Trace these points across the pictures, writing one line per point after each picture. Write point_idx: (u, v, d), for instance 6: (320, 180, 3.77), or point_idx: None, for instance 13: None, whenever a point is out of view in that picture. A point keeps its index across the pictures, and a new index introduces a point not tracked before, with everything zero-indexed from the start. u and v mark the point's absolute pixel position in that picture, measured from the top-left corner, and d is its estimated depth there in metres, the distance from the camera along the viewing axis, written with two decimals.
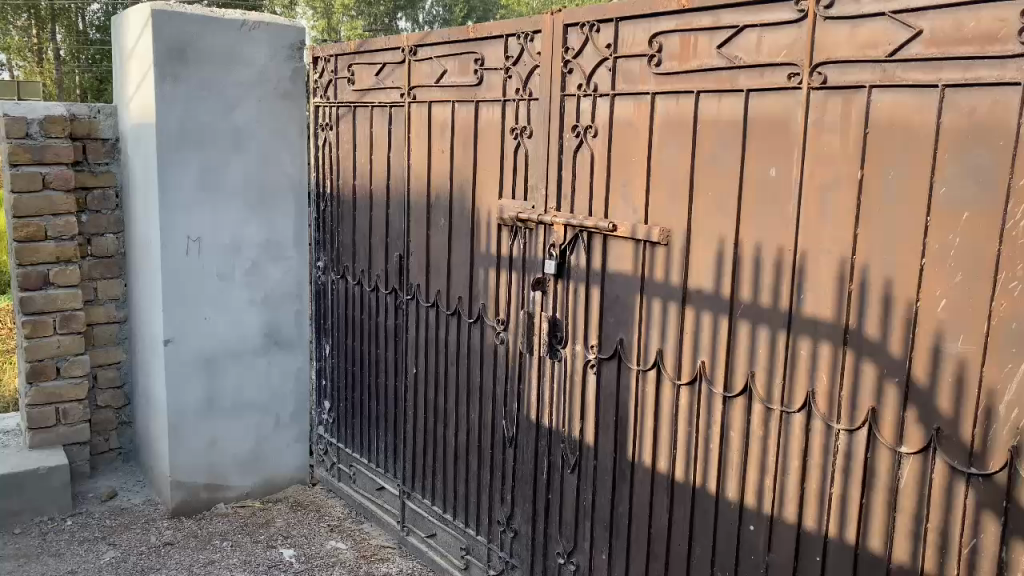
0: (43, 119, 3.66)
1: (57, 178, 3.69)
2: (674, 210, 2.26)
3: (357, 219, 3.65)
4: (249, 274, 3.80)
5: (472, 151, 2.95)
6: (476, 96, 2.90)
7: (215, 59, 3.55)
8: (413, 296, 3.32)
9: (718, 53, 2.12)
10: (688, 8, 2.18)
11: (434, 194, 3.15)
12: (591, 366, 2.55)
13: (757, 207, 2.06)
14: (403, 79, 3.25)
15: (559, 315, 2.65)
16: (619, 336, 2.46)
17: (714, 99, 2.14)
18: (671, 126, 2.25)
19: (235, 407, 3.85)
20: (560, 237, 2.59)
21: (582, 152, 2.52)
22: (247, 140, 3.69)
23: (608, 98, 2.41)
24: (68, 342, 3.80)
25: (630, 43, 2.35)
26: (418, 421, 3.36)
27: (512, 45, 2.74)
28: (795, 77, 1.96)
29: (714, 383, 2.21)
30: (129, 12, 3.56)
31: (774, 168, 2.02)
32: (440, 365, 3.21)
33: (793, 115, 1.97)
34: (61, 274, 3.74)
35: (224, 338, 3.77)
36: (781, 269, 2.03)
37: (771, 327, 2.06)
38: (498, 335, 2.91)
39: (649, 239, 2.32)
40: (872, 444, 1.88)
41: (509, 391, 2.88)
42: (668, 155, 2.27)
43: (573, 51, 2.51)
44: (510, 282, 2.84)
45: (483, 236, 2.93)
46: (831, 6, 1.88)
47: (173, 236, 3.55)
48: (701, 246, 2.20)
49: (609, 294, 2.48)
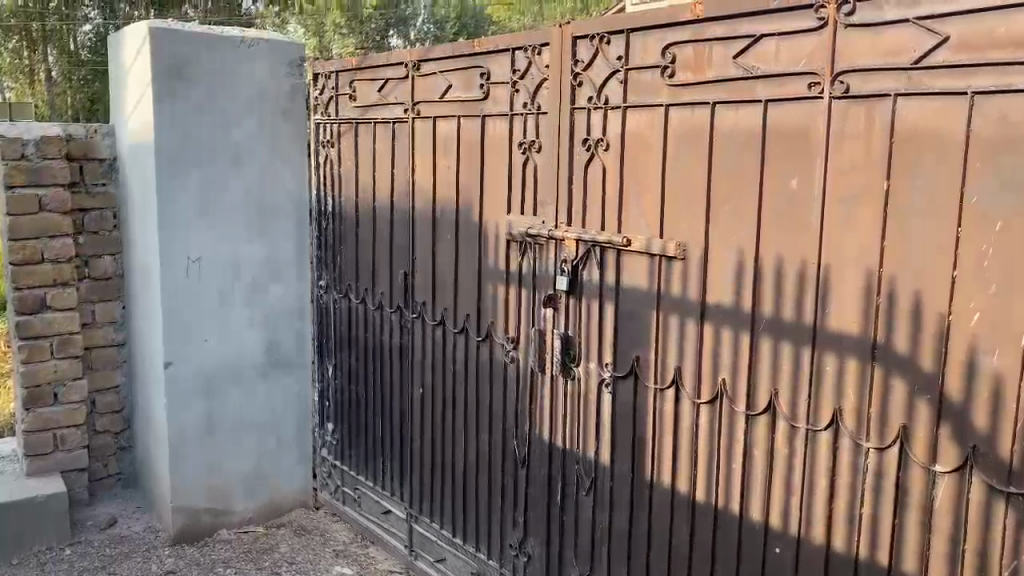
0: (39, 139, 3.61)
1: (53, 200, 3.63)
2: (690, 224, 2.21)
3: (360, 236, 3.59)
4: (250, 294, 3.74)
5: (479, 166, 2.90)
6: (483, 110, 2.85)
7: (215, 76, 3.50)
8: (418, 315, 3.26)
9: (734, 63, 2.08)
10: (702, 18, 2.14)
11: (440, 209, 3.10)
12: (606, 385, 2.49)
13: (778, 219, 2.01)
14: (407, 94, 3.20)
15: (572, 332, 2.59)
16: (635, 353, 2.40)
17: (731, 110, 2.09)
18: (686, 138, 2.20)
19: (237, 430, 3.77)
20: (572, 252, 2.54)
21: (592, 166, 2.47)
22: (247, 158, 3.63)
23: (619, 110, 2.37)
24: (66, 366, 3.73)
25: (642, 54, 2.30)
26: (424, 441, 3.30)
27: (519, 58, 2.69)
28: (815, 86, 1.91)
29: (735, 401, 2.15)
30: (126, 30, 3.52)
31: (794, 178, 1.97)
32: (447, 385, 3.15)
33: (813, 125, 1.93)
34: (58, 297, 3.67)
35: (226, 360, 3.70)
36: (804, 282, 1.97)
37: (795, 343, 2.01)
38: (508, 352, 2.85)
39: (665, 253, 2.26)
40: (904, 462, 1.82)
41: (520, 410, 2.82)
42: (684, 167, 2.22)
43: (583, 64, 2.47)
44: (520, 299, 2.78)
45: (491, 252, 2.87)
46: (852, 13, 1.84)
47: (172, 257, 3.49)
48: (720, 260, 2.15)
49: (624, 310, 2.42)
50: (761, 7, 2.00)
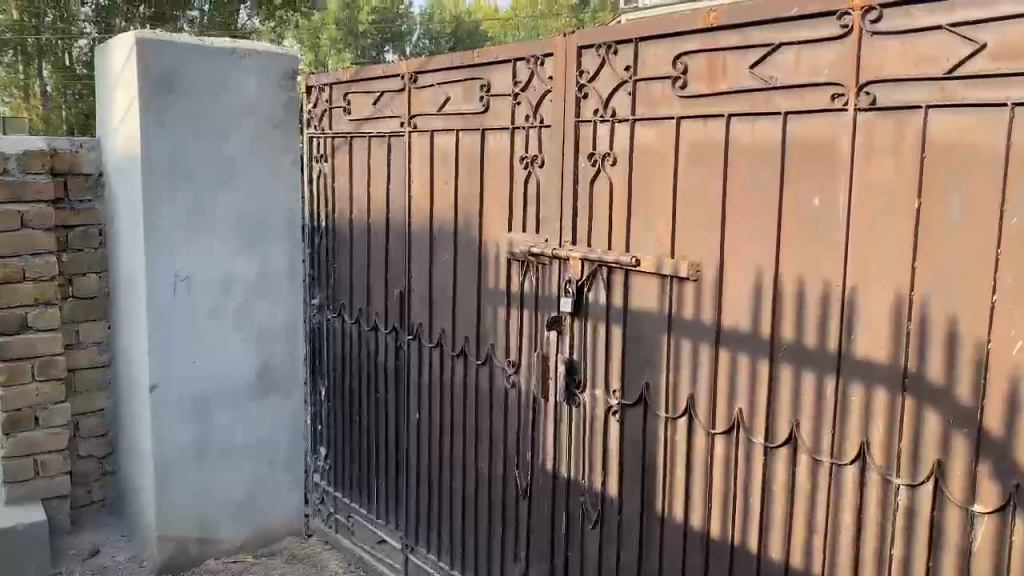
0: (22, 154, 3.49)
1: (36, 217, 3.49)
2: (704, 243, 2.08)
3: (355, 254, 3.46)
4: (240, 314, 3.60)
5: (479, 181, 2.77)
6: (483, 123, 2.73)
7: (204, 88, 3.38)
8: (414, 336, 3.13)
9: (750, 73, 1.96)
10: (715, 27, 2.02)
11: (438, 227, 2.97)
12: (613, 413, 2.35)
13: (800, 239, 1.89)
14: (403, 107, 3.09)
15: (577, 356, 2.46)
16: (644, 380, 2.27)
17: (747, 123, 1.98)
18: (699, 153, 2.09)
19: (228, 456, 3.62)
20: (577, 272, 2.41)
21: (599, 182, 2.34)
22: (238, 173, 3.50)
23: (627, 123, 2.25)
24: (48, 389, 3.58)
25: (651, 64, 2.19)
26: (421, 469, 3.16)
27: (520, 70, 2.58)
28: (839, 97, 1.80)
29: (753, 432, 2.02)
30: (112, 40, 3.39)
31: (816, 196, 1.85)
32: (445, 410, 3.02)
33: (837, 139, 1.81)
34: (40, 316, 3.53)
35: (215, 382, 3.55)
36: (828, 306, 1.85)
37: (818, 370, 1.88)
38: (508, 377, 2.72)
39: (677, 274, 2.14)
40: (938, 502, 1.70)
41: (523, 438, 2.68)
42: (695, 185, 2.10)
43: (588, 75, 2.35)
44: (522, 321, 2.65)
45: (491, 271, 2.75)
46: (878, 20, 1.72)
47: (159, 275, 3.36)
48: (737, 282, 2.02)
49: (633, 334, 2.29)
50: (780, 14, 1.88)
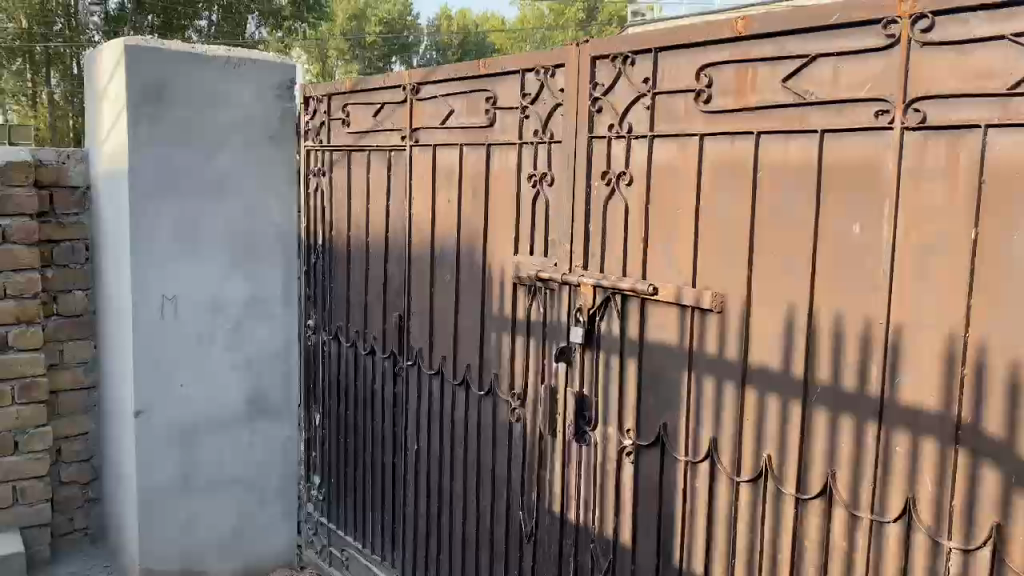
0: (8, 163, 3.31)
1: (18, 232, 3.33)
2: (729, 272, 1.90)
3: (352, 274, 3.28)
4: (232, 335, 3.42)
5: (485, 199, 2.60)
6: (488, 138, 2.56)
7: (196, 99, 3.22)
8: (414, 363, 2.95)
9: (783, 88, 1.78)
10: (744, 37, 1.85)
11: (439, 247, 2.80)
12: (627, 455, 2.16)
13: (838, 271, 1.71)
14: (405, 120, 2.92)
15: (587, 391, 2.27)
16: (662, 420, 2.08)
17: (779, 141, 1.80)
18: (724, 173, 1.91)
19: (215, 484, 3.44)
20: (588, 300, 2.22)
21: (613, 202, 2.16)
22: (230, 188, 3.33)
23: (645, 139, 2.07)
24: (28, 413, 3.40)
25: (672, 77, 2.01)
26: (419, 504, 2.97)
27: (529, 82, 2.40)
28: (883, 115, 1.62)
29: (783, 482, 1.83)
30: (101, 48, 3.23)
31: (856, 224, 1.67)
32: (444, 443, 2.83)
33: (881, 162, 1.63)
34: (22, 336, 3.36)
35: (204, 407, 3.38)
36: (869, 346, 1.66)
37: (857, 417, 1.69)
38: (513, 411, 2.53)
39: (699, 305, 1.95)
40: (996, 569, 1.50)
41: (528, 478, 2.49)
42: (720, 207, 1.92)
43: (603, 88, 2.18)
44: (529, 351, 2.47)
45: (496, 295, 2.57)
46: (929, 30, 1.55)
47: (146, 296, 3.19)
48: (768, 315, 1.84)
49: (649, 369, 2.10)
50: (818, 23, 1.71)
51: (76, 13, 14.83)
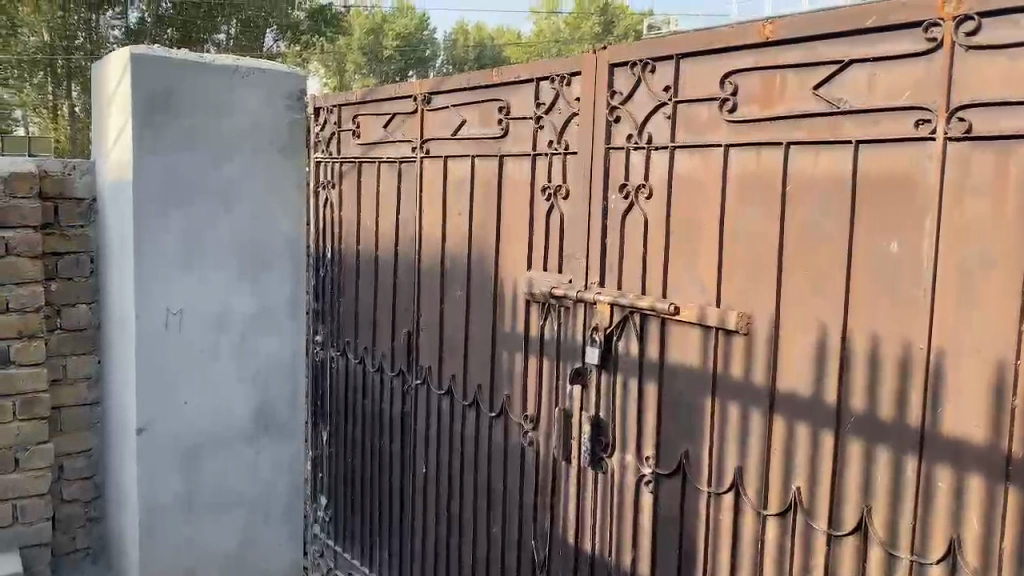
0: (9, 174, 3.23)
1: (22, 243, 3.24)
2: (756, 291, 1.79)
3: (360, 289, 3.18)
4: (238, 350, 3.32)
5: (497, 212, 2.50)
6: (501, 148, 2.46)
7: (203, 109, 3.13)
8: (423, 381, 2.84)
9: (815, 95, 1.67)
10: (772, 42, 1.74)
11: (450, 262, 2.70)
12: (645, 483, 2.04)
13: (874, 291, 1.59)
14: (415, 130, 2.83)
15: (604, 415, 2.15)
16: (683, 447, 1.96)
17: (810, 152, 1.69)
18: (751, 186, 1.79)
19: (219, 505, 3.34)
20: (606, 319, 2.10)
21: (632, 216, 2.05)
22: (237, 199, 3.25)
23: (666, 150, 1.96)
24: (29, 429, 3.32)
25: (695, 84, 1.90)
26: (427, 529, 2.86)
27: (544, 90, 2.31)
28: (925, 124, 1.50)
29: (814, 516, 1.71)
30: (108, 56, 3.16)
31: (894, 241, 1.56)
32: (454, 466, 2.72)
33: (922, 175, 1.51)
34: (23, 350, 3.27)
35: (209, 424, 3.28)
36: (908, 372, 1.54)
37: (895, 449, 1.57)
38: (526, 433, 2.41)
39: (724, 326, 1.84)
40: None
41: (540, 506, 2.37)
42: (747, 223, 1.80)
43: (621, 96, 2.07)
44: (542, 371, 2.35)
45: (508, 312, 2.46)
46: (975, 33, 1.43)
47: (149, 309, 3.10)
48: (799, 338, 1.72)
49: (670, 393, 1.98)
50: (852, 27, 1.60)
51: (97, 27, 15.09)
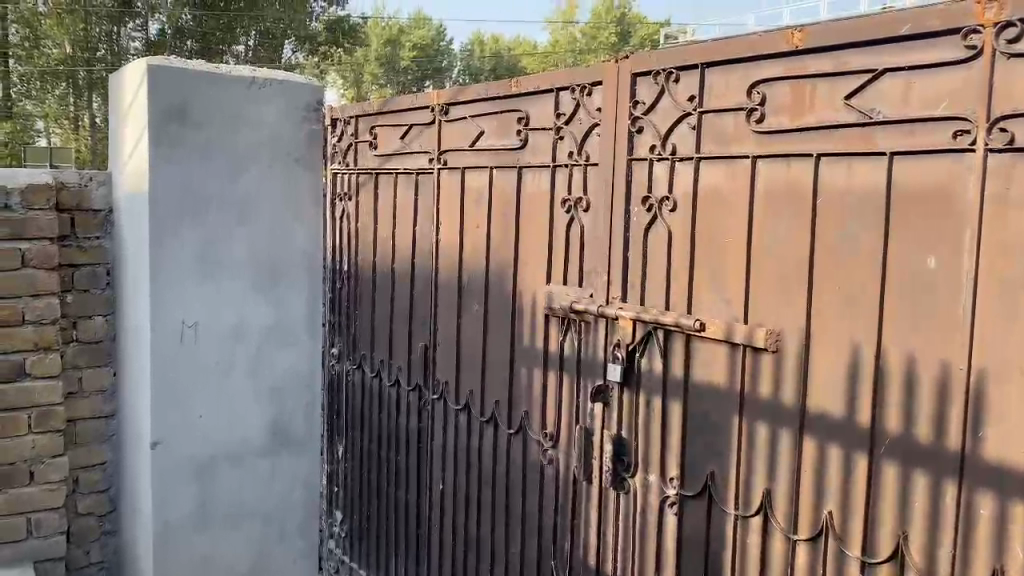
0: (26, 187, 3.21)
1: (37, 257, 3.22)
2: (785, 307, 1.73)
3: (376, 302, 3.14)
4: (253, 363, 3.29)
5: (516, 224, 2.45)
6: (520, 160, 2.42)
7: (219, 120, 3.11)
8: (440, 396, 2.79)
9: (846, 106, 1.62)
10: (801, 51, 1.69)
11: (468, 275, 2.65)
12: (670, 505, 1.98)
13: (909, 309, 1.53)
14: (433, 142, 2.79)
15: (625, 434, 2.09)
16: (709, 468, 1.90)
17: (842, 164, 1.63)
18: (779, 199, 1.74)
19: (235, 520, 3.30)
20: (628, 334, 2.05)
21: (655, 229, 2.00)
22: (254, 211, 3.22)
23: (690, 161, 1.91)
24: (44, 442, 3.29)
25: (721, 94, 1.85)
26: (444, 547, 2.80)
27: (564, 101, 2.26)
28: (963, 135, 1.44)
29: (847, 542, 1.64)
30: (125, 68, 3.14)
31: (931, 257, 1.49)
32: (472, 484, 2.66)
33: (960, 187, 1.45)
34: (39, 363, 3.25)
35: (224, 438, 3.25)
36: (947, 394, 1.47)
37: (933, 473, 1.50)
38: (545, 451, 2.35)
39: (751, 343, 1.78)
40: None
41: (560, 526, 2.31)
42: (775, 237, 1.74)
43: (644, 106, 2.02)
44: (562, 388, 2.29)
45: (527, 327, 2.41)
46: (1017, 40, 1.37)
47: (164, 322, 3.07)
48: (831, 357, 1.65)
49: (695, 412, 1.92)
50: (885, 34, 1.54)
51: (118, 39, 15.37)
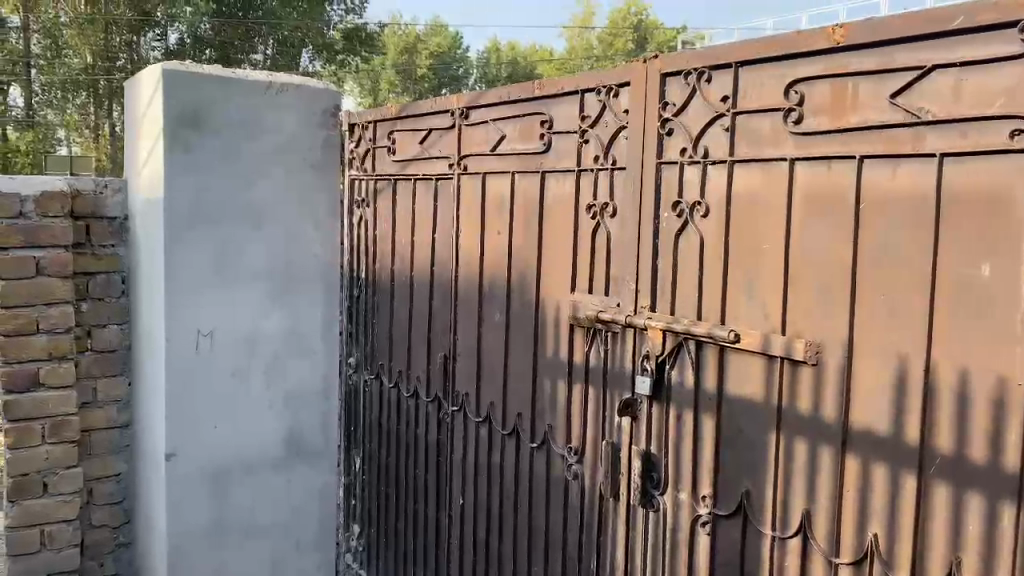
0: (39, 195, 3.17)
1: (51, 265, 3.17)
2: (826, 317, 1.64)
3: (394, 311, 3.07)
4: (269, 373, 3.23)
5: (539, 231, 2.37)
6: (543, 164, 2.34)
7: (236, 125, 3.05)
8: (459, 408, 2.72)
9: (892, 105, 1.53)
10: (843, 48, 1.60)
11: (489, 283, 2.57)
12: (701, 524, 1.89)
13: (962, 320, 1.43)
14: (453, 146, 2.72)
15: (654, 450, 2.00)
16: (744, 486, 1.81)
17: (887, 166, 1.54)
18: (819, 203, 1.65)
19: (250, 533, 3.24)
20: (658, 345, 1.96)
21: (686, 236, 1.92)
22: (270, 218, 3.16)
23: (725, 164, 1.83)
24: (59, 453, 3.25)
25: (756, 94, 1.77)
26: (464, 563, 2.72)
27: (590, 102, 2.18)
28: (1021, 135, 1.35)
29: (893, 567, 1.55)
30: (141, 74, 3.09)
31: (986, 265, 1.40)
32: (493, 499, 2.58)
33: (1018, 191, 1.35)
34: (52, 373, 3.21)
35: (240, 449, 3.19)
36: (1005, 412, 1.38)
37: (988, 495, 1.41)
38: (569, 466, 2.27)
39: (790, 355, 1.69)
40: None
41: (585, 544, 2.22)
42: (815, 244, 1.66)
43: (674, 107, 1.94)
44: (587, 401, 2.21)
45: (550, 337, 2.33)
46: None
47: (179, 331, 3.01)
48: (876, 370, 1.56)
49: (728, 427, 1.84)
50: (934, 29, 1.45)
51: (138, 48, 15.46)
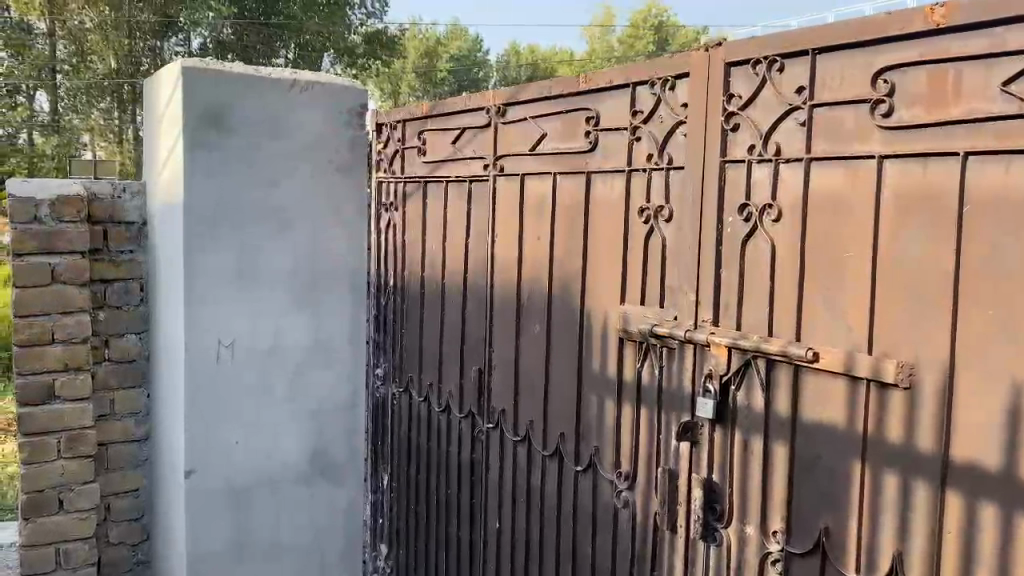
0: (55, 198, 3.03)
1: (68, 271, 3.05)
2: (922, 335, 1.45)
3: (425, 320, 2.90)
4: (294, 386, 3.06)
5: (584, 237, 2.19)
6: (589, 164, 2.16)
7: (259, 125, 2.90)
8: (496, 425, 2.54)
9: (1003, 93, 1.33)
10: (943, 31, 1.41)
11: (528, 292, 2.40)
12: (771, 563, 1.70)
13: None
14: (488, 146, 2.55)
15: (718, 478, 1.82)
16: (823, 522, 1.62)
17: (997, 164, 1.34)
18: (915, 206, 1.46)
19: (273, 554, 3.08)
20: (722, 362, 1.78)
21: (754, 242, 1.73)
22: (294, 222, 3.00)
23: (801, 163, 1.64)
24: (74, 468, 3.11)
25: (837, 85, 1.58)
26: None
27: (642, 96, 2.00)
28: None
29: None
30: (159, 71, 2.94)
31: None
32: (533, 524, 2.41)
33: None
34: (67, 384, 3.07)
35: (263, 465, 3.03)
36: None
37: None
38: (619, 493, 2.09)
39: (878, 377, 1.50)
40: None
41: None
42: (910, 252, 1.46)
43: (740, 100, 1.76)
44: (639, 422, 2.03)
45: (597, 352, 2.15)
46: None
47: (199, 342, 2.87)
48: (984, 396, 1.36)
49: (805, 455, 1.65)
50: None
51: (161, 52, 15.50)
